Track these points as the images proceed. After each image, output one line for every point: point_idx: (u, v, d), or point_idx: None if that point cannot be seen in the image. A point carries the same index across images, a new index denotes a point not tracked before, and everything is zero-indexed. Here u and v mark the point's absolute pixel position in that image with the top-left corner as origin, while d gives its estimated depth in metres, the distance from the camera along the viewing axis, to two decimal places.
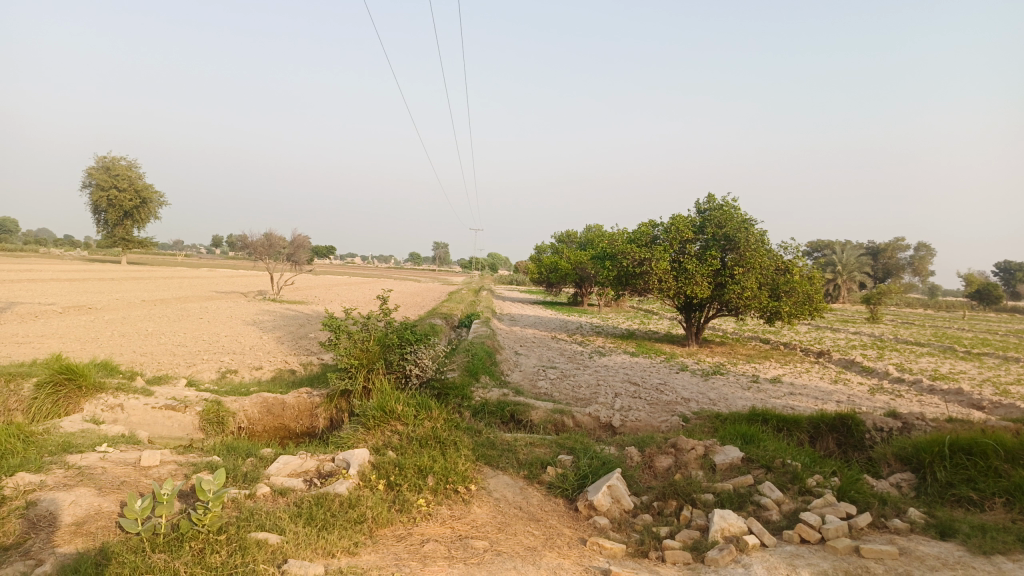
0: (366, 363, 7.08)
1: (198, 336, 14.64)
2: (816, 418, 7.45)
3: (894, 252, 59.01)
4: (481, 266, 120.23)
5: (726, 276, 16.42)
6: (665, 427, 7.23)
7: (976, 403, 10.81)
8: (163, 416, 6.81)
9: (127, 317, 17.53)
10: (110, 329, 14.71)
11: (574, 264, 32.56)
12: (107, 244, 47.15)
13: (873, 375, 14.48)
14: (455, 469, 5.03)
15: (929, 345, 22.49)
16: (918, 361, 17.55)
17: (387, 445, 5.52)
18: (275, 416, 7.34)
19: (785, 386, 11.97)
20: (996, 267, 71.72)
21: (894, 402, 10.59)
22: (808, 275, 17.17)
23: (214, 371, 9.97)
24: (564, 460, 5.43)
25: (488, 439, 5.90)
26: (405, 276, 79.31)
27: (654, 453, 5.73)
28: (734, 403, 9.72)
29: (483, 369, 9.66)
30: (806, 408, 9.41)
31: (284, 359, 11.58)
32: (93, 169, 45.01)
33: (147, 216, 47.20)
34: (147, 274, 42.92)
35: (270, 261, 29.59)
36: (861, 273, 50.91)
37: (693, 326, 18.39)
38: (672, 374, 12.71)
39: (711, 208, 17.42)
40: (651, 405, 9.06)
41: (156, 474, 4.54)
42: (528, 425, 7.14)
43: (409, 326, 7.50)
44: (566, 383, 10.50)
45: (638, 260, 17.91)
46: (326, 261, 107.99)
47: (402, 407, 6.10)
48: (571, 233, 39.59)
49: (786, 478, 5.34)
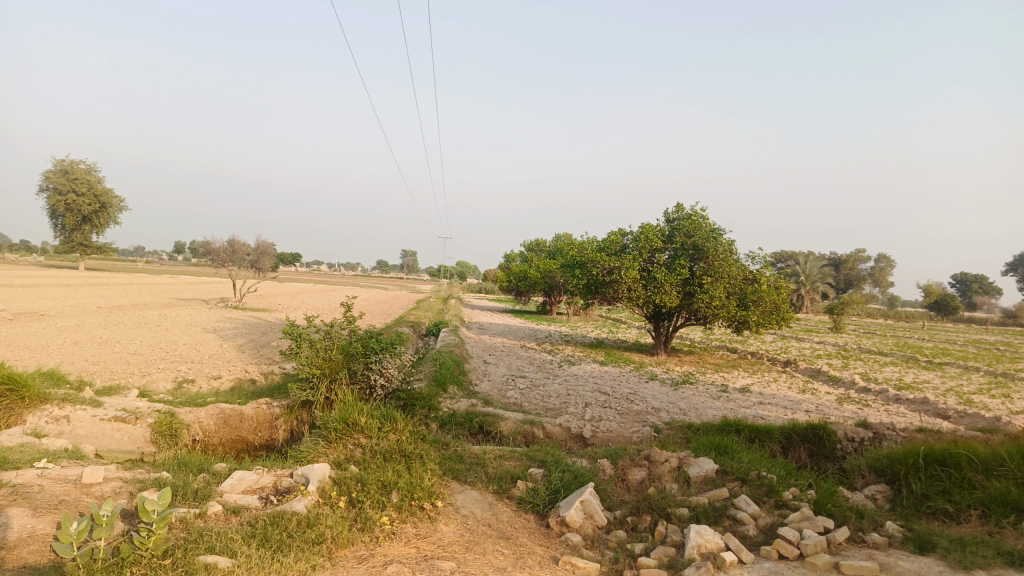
0: (328, 373, 6.80)
1: (155, 344, 14.14)
2: (788, 428, 7.36)
3: (855, 263, 60.08)
4: (448, 274, 119.85)
5: (695, 286, 16.41)
6: (637, 438, 7.07)
7: (942, 412, 10.88)
8: (112, 428, 6.44)
9: (80, 324, 16.91)
10: (61, 336, 14.14)
11: (543, 273, 32.42)
12: (64, 249, 45.79)
13: (840, 384, 14.56)
14: (422, 484, 4.79)
15: (891, 355, 22.79)
16: (882, 370, 17.72)
17: (349, 459, 5.26)
18: (232, 428, 7.03)
19: (753, 395, 11.94)
20: (953, 278, 73.43)
21: (862, 412, 10.60)
22: (775, 285, 17.25)
23: (169, 381, 9.57)
24: (535, 474, 5.22)
25: (455, 452, 5.66)
26: (372, 284, 78.56)
27: (627, 465, 5.55)
28: (704, 413, 9.61)
29: (450, 378, 9.42)
30: (776, 417, 9.35)
31: (244, 369, 11.19)
32: (51, 172, 43.75)
33: (106, 221, 45.98)
34: (105, 280, 41.78)
35: (233, 268, 28.94)
36: (823, 284, 51.70)
37: (662, 335, 18.35)
38: (642, 384, 12.58)
39: (680, 216, 17.44)
40: (621, 415, 8.91)
41: (99, 492, 4.22)
42: (496, 437, 6.92)
43: (374, 334, 7.23)
44: (535, 392, 10.30)
45: (607, 269, 17.80)
46: (291, 269, 106.62)
47: (365, 419, 5.84)
48: (540, 241, 39.55)
49: (761, 491, 5.21)
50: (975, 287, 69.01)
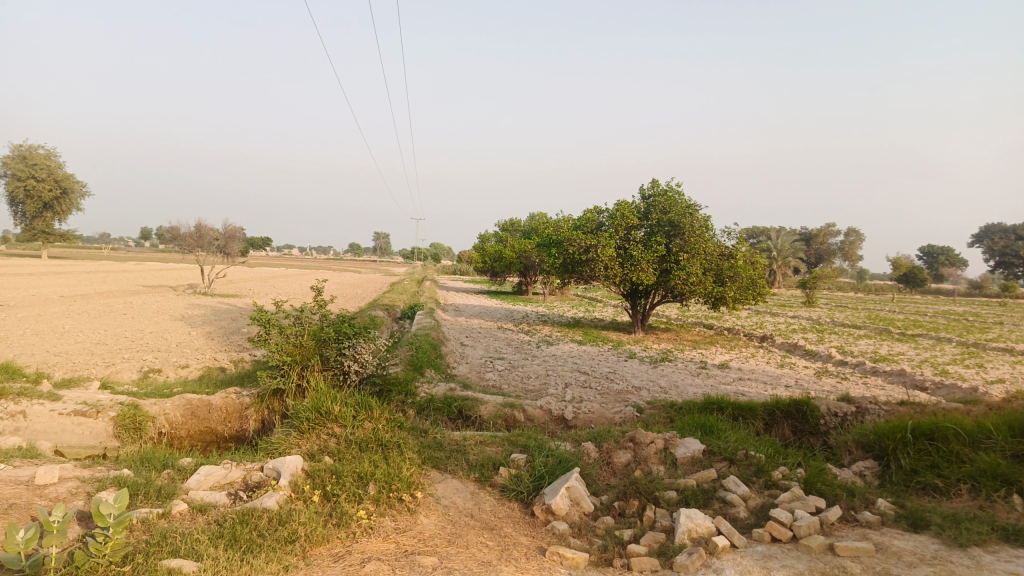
0: (300, 360, 6.53)
1: (120, 333, 13.70)
2: (771, 404, 7.26)
3: (826, 238, 60.69)
4: (422, 256, 119.30)
5: (671, 263, 16.31)
6: (619, 419, 6.92)
7: (919, 384, 10.91)
8: (72, 423, 6.12)
9: (42, 314, 16.37)
10: (22, 328, 13.66)
11: (518, 253, 32.17)
12: (27, 237, 44.56)
13: (817, 358, 14.60)
14: (400, 475, 4.58)
15: (864, 327, 22.97)
16: (857, 343, 17.82)
17: (323, 450, 5.02)
18: (201, 419, 6.76)
19: (733, 371, 11.89)
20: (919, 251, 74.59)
21: (841, 385, 10.58)
22: (751, 260, 17.20)
23: (135, 371, 9.23)
24: (518, 460, 5.03)
25: (434, 439, 5.45)
26: (345, 267, 77.84)
27: (612, 448, 5.38)
28: (685, 390, 9.52)
29: (427, 362, 9.20)
30: (757, 394, 9.27)
31: (213, 357, 10.86)
32: (9, 158, 42.34)
33: (69, 207, 44.70)
34: (68, 267, 40.68)
35: (200, 254, 28.27)
36: (794, 259, 52.14)
37: (639, 313, 18.26)
38: (620, 362, 12.47)
39: (655, 193, 17.28)
40: (602, 395, 8.76)
41: (53, 493, 3.92)
42: (476, 422, 6.72)
43: (346, 318, 6.96)
44: (514, 374, 10.13)
45: (583, 247, 17.60)
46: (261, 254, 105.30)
47: (339, 407, 5.60)
48: (514, 221, 39.30)
49: (750, 471, 5.07)
50: (942, 260, 70.11)
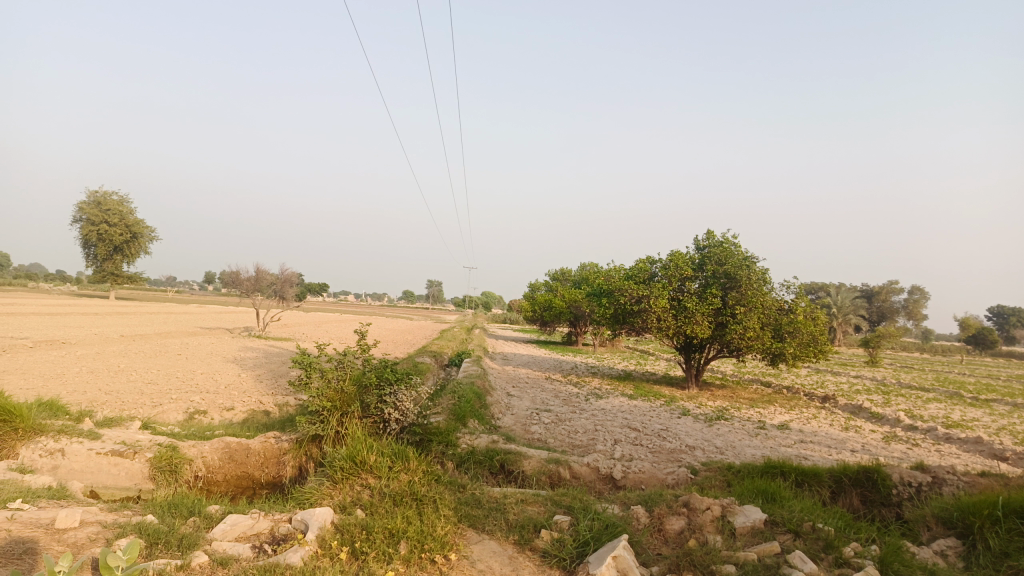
0: (340, 406, 6.34)
1: (171, 373, 13.80)
2: (838, 471, 6.72)
3: (888, 295, 58.68)
4: (473, 304, 119.91)
5: (727, 316, 15.78)
6: (671, 480, 6.49)
7: (999, 454, 10.08)
8: (108, 463, 6.03)
9: (100, 352, 16.72)
10: (78, 366, 13.91)
11: (568, 303, 31.84)
12: (96, 278, 46.27)
13: (884, 421, 13.74)
14: (434, 534, 4.29)
15: (934, 390, 21.72)
16: (927, 407, 16.78)
17: (356, 503, 4.77)
18: (238, 464, 6.59)
19: (793, 433, 11.23)
20: (989, 311, 71.30)
21: (913, 453, 9.84)
22: (811, 316, 16.51)
23: (180, 412, 9.17)
24: (561, 522, 4.68)
25: (473, 496, 5.13)
26: (397, 313, 78.58)
27: (664, 513, 4.98)
28: (743, 452, 8.97)
29: (471, 412, 8.90)
30: (822, 459, 8.66)
31: (258, 400, 10.78)
32: (84, 203, 44.42)
33: (137, 251, 46.39)
34: (133, 309, 42.00)
35: (256, 297, 28.74)
36: (855, 316, 50.34)
37: (692, 368, 17.66)
38: (674, 419, 11.94)
39: (710, 244, 16.87)
40: (653, 454, 8.31)
41: (72, 538, 3.75)
42: (519, 478, 6.39)
43: (389, 364, 6.76)
44: (561, 428, 9.75)
45: (635, 298, 17.22)
46: (318, 299, 107.51)
47: (375, 457, 5.36)
48: (565, 270, 39.13)
49: (817, 546, 4.60)
50: (1014, 321, 66.83)
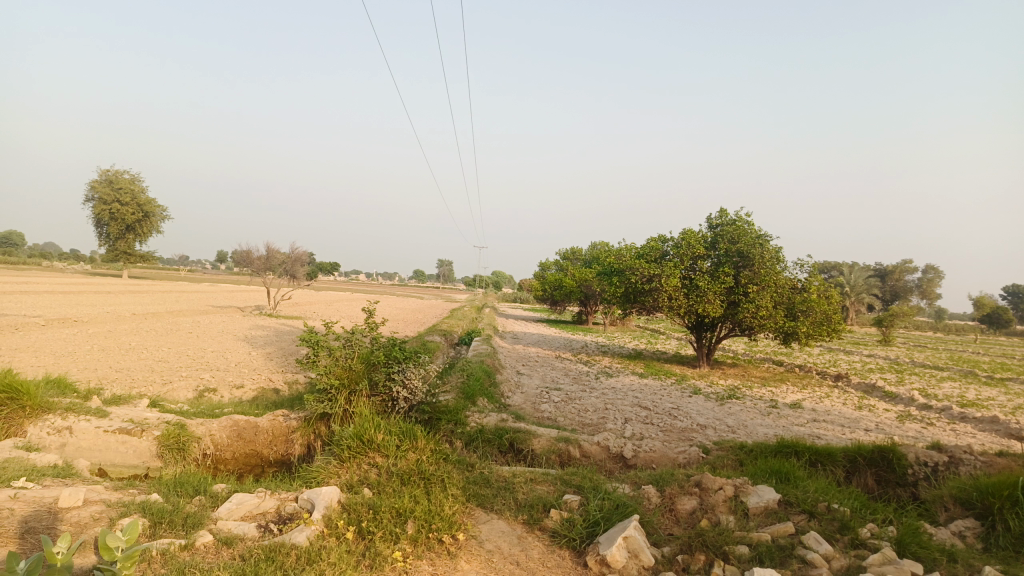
0: (348, 384, 6.27)
1: (182, 351, 13.82)
2: (853, 450, 6.61)
3: (902, 274, 58.19)
4: (484, 283, 120.11)
5: (739, 294, 15.61)
6: (683, 460, 6.41)
7: (1015, 433, 9.93)
8: (116, 441, 6.00)
9: (112, 330, 16.79)
10: (90, 344, 13.95)
11: (579, 282, 31.72)
12: (109, 257, 46.50)
13: (898, 400, 13.60)
14: (441, 513, 4.22)
15: (948, 369, 21.50)
16: (941, 386, 16.60)
17: (363, 482, 4.72)
18: (246, 442, 6.56)
19: (807, 412, 11.11)
20: (1004, 290, 70.61)
21: (928, 432, 9.71)
22: (825, 294, 16.30)
23: (190, 390, 9.16)
24: (570, 502, 4.60)
25: (481, 475, 5.06)
26: (407, 293, 78.78)
27: (676, 494, 4.89)
28: (755, 431, 8.87)
29: (480, 391, 8.84)
30: (835, 438, 8.55)
31: (268, 378, 10.77)
32: (96, 183, 44.54)
33: (149, 229, 46.54)
34: (145, 287, 42.23)
35: (266, 277, 28.75)
36: (868, 295, 49.96)
37: (704, 346, 17.54)
38: (685, 398, 11.85)
39: (723, 222, 16.66)
40: (664, 433, 8.23)
41: (75, 517, 3.71)
42: (528, 457, 6.33)
43: (398, 342, 6.68)
44: (571, 406, 9.68)
45: (646, 276, 17.08)
46: (328, 278, 107.90)
47: (383, 436, 5.30)
48: (575, 249, 38.96)
49: (833, 527, 4.49)
50: None
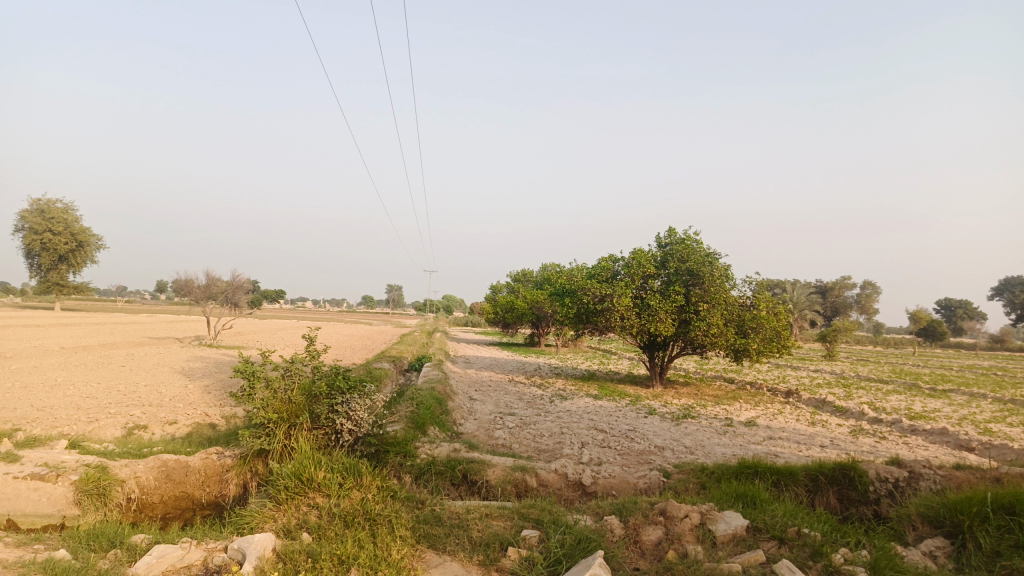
0: (287, 417, 5.83)
1: (112, 386, 13.00)
2: (814, 469, 6.45)
3: (841, 290, 59.93)
4: (434, 307, 119.32)
5: (690, 313, 15.59)
6: (644, 485, 6.15)
7: (965, 444, 9.99)
8: (27, 488, 5.39)
9: (37, 365, 15.81)
10: (11, 381, 13.03)
11: (530, 304, 31.54)
12: (40, 290, 44.40)
13: (849, 414, 13.69)
14: (388, 559, 3.85)
15: (891, 382, 21.94)
16: (888, 399, 16.83)
17: (303, 526, 4.32)
18: (176, 483, 6.02)
19: (762, 429, 11.03)
20: (937, 304, 73.35)
21: (882, 446, 9.69)
22: (774, 311, 16.39)
23: (118, 428, 8.53)
24: (530, 538, 4.27)
25: (432, 513, 4.69)
26: (356, 319, 77.56)
27: (640, 524, 4.62)
28: (713, 451, 8.69)
29: (431, 419, 8.46)
30: (793, 456, 8.42)
31: (204, 412, 10.16)
32: (27, 212, 42.67)
33: (83, 260, 44.67)
34: (79, 319, 40.35)
35: (206, 305, 27.71)
36: (810, 311, 51.12)
37: (657, 366, 17.45)
38: (641, 419, 11.65)
39: (672, 241, 16.68)
40: (622, 456, 7.99)
41: None
42: (483, 489, 5.98)
43: (341, 371, 6.27)
44: (526, 432, 9.36)
45: (598, 297, 16.96)
46: (274, 307, 105.66)
47: (324, 474, 4.90)
48: (526, 271, 38.87)
49: (805, 554, 4.27)
50: (960, 313, 68.83)
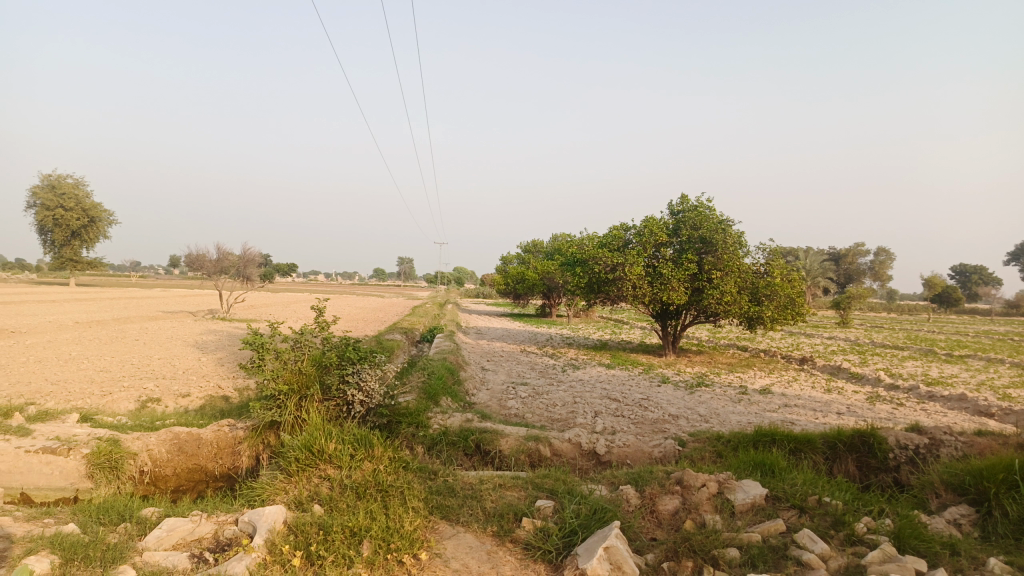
0: (298, 389, 5.76)
1: (126, 360, 13.04)
2: (832, 436, 6.33)
3: (855, 257, 59.38)
4: (445, 279, 119.48)
5: (704, 281, 15.42)
6: (659, 454, 6.06)
7: (984, 410, 9.85)
8: (39, 462, 5.38)
9: (51, 340, 15.89)
10: (25, 355, 13.10)
11: (541, 274, 31.41)
12: (54, 266, 44.65)
13: (865, 381, 13.56)
14: (401, 531, 3.78)
15: (907, 348, 21.73)
16: (903, 365, 16.66)
17: (314, 498, 4.26)
18: (189, 456, 6.01)
19: (777, 397, 10.92)
20: (952, 269, 72.65)
21: (900, 413, 9.56)
22: (788, 278, 16.17)
23: (132, 401, 8.53)
24: (544, 509, 4.19)
25: (445, 484, 4.62)
26: (368, 292, 77.80)
27: (656, 493, 4.53)
28: (728, 419, 8.59)
29: (443, 389, 8.40)
30: (809, 424, 8.31)
31: (216, 385, 10.16)
32: (38, 188, 42.74)
33: (96, 235, 44.82)
34: (93, 295, 40.60)
35: (218, 279, 27.75)
36: (824, 278, 50.74)
37: (670, 335, 17.33)
38: (654, 387, 11.57)
39: (685, 208, 16.44)
40: (636, 425, 7.91)
41: None
42: (496, 460, 5.92)
43: (351, 342, 6.18)
44: (539, 401, 9.29)
45: (610, 266, 16.81)
46: (286, 280, 106.13)
47: (335, 445, 4.84)
48: (536, 241, 38.67)
49: (826, 523, 4.18)
50: (975, 279, 68.14)
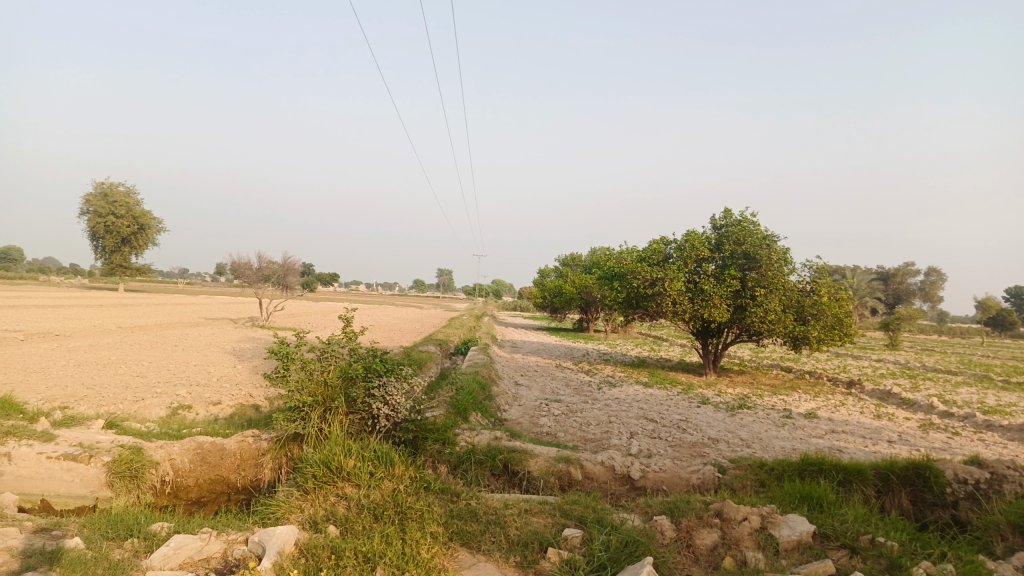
0: (323, 401, 5.59)
1: (162, 366, 13.11)
2: (885, 468, 5.92)
3: (905, 277, 57.63)
4: (484, 291, 119.72)
5: (747, 298, 14.95)
6: (697, 480, 5.74)
7: None
8: (60, 468, 5.31)
9: (93, 344, 16.11)
10: (66, 359, 13.27)
11: (579, 288, 31.05)
12: (105, 271, 45.78)
13: (917, 407, 12.93)
14: (417, 558, 3.54)
15: (961, 374, 20.78)
16: (958, 391, 15.89)
17: (329, 518, 4.07)
18: (211, 466, 5.86)
19: (822, 422, 10.42)
20: (1007, 292, 70.04)
21: (956, 443, 9.02)
22: (836, 297, 15.59)
23: (162, 407, 8.48)
24: (571, 539, 3.92)
25: (467, 507, 4.38)
26: (407, 303, 78.27)
27: (693, 526, 4.22)
28: (771, 445, 8.17)
29: (473, 405, 8.17)
30: (858, 452, 7.85)
31: (248, 393, 10.09)
32: (91, 195, 43.92)
33: (145, 242, 45.83)
34: (140, 300, 41.46)
35: (259, 287, 28.01)
36: (872, 298, 49.28)
37: (710, 353, 16.85)
38: (693, 408, 11.17)
39: (728, 223, 15.99)
40: (673, 448, 7.57)
41: None
42: (524, 481, 5.66)
43: (379, 354, 5.98)
44: (572, 419, 9.00)
45: (649, 281, 16.44)
46: (327, 290, 107.44)
47: (355, 462, 4.64)
48: (576, 255, 38.34)
49: (880, 567, 3.81)
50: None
